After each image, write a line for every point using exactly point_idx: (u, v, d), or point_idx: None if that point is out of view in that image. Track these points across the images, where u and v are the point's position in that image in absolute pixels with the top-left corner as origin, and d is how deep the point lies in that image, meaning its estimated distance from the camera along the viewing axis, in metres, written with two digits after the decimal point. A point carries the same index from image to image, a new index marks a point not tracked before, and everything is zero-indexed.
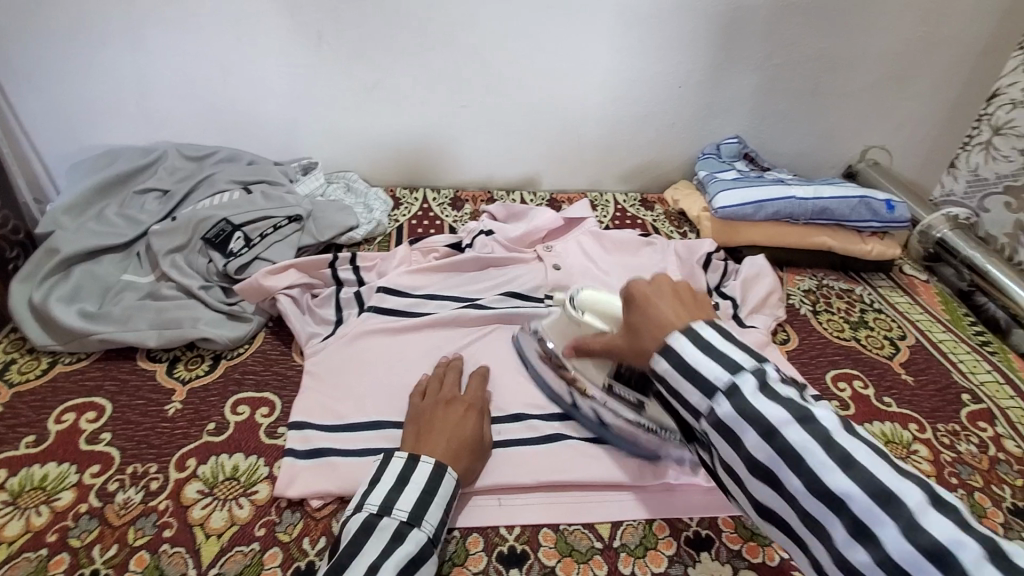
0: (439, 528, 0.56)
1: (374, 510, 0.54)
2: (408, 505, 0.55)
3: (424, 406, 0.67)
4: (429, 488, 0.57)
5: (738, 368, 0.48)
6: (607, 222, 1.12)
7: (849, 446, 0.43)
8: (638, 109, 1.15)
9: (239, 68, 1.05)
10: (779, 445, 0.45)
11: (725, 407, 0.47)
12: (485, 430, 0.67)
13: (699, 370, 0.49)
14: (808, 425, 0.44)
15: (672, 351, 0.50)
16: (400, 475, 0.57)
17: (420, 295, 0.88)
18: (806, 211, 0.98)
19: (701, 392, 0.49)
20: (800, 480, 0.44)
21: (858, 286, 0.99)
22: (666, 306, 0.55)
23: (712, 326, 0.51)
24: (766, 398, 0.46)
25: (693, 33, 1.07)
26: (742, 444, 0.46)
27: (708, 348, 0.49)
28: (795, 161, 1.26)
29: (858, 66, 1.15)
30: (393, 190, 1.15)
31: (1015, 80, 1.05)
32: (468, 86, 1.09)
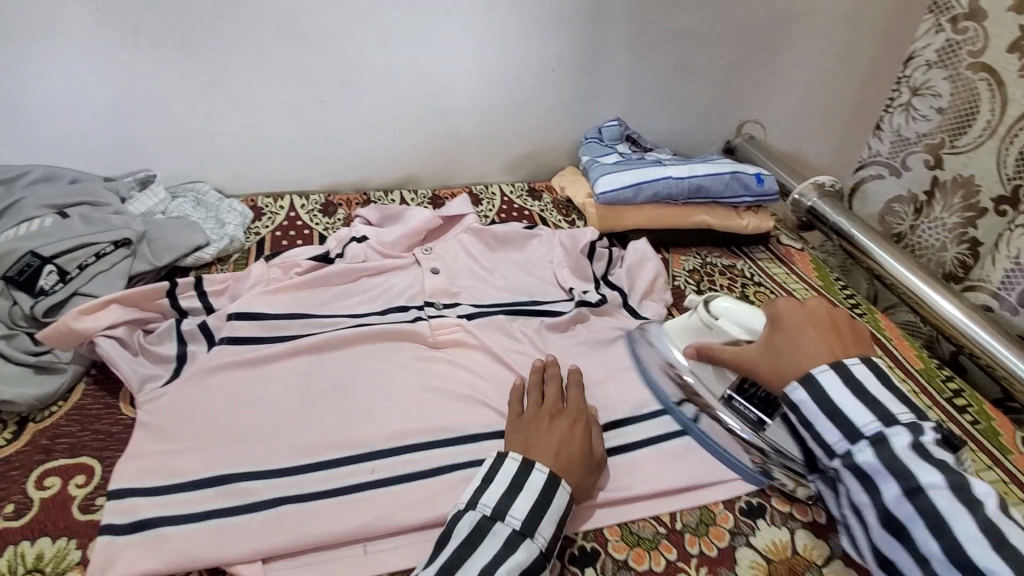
0: (554, 540, 0.54)
1: (488, 512, 0.54)
2: (520, 513, 0.54)
3: (529, 419, 0.65)
4: (545, 500, 0.55)
5: (889, 420, 0.54)
6: (493, 217, 1.06)
7: (1006, 528, 0.48)
8: (514, 96, 1.09)
9: (39, 72, 0.89)
10: (921, 502, 0.50)
11: (869, 455, 0.53)
12: (597, 444, 0.64)
13: (846, 412, 0.55)
14: (961, 493, 0.50)
15: (814, 383, 0.57)
16: (513, 482, 0.56)
17: (279, 317, 0.78)
18: (683, 190, 0.98)
19: (844, 434, 0.55)
20: (938, 543, 0.49)
21: (739, 261, 1.00)
22: (813, 331, 0.61)
23: (865, 364, 0.57)
24: (919, 457, 0.51)
25: (559, 14, 1.03)
26: (879, 492, 0.52)
27: (857, 391, 0.55)
28: (678, 139, 1.26)
29: (725, 42, 1.16)
30: (253, 200, 1.03)
31: (929, 42, 1.06)
32: (323, 80, 0.99)
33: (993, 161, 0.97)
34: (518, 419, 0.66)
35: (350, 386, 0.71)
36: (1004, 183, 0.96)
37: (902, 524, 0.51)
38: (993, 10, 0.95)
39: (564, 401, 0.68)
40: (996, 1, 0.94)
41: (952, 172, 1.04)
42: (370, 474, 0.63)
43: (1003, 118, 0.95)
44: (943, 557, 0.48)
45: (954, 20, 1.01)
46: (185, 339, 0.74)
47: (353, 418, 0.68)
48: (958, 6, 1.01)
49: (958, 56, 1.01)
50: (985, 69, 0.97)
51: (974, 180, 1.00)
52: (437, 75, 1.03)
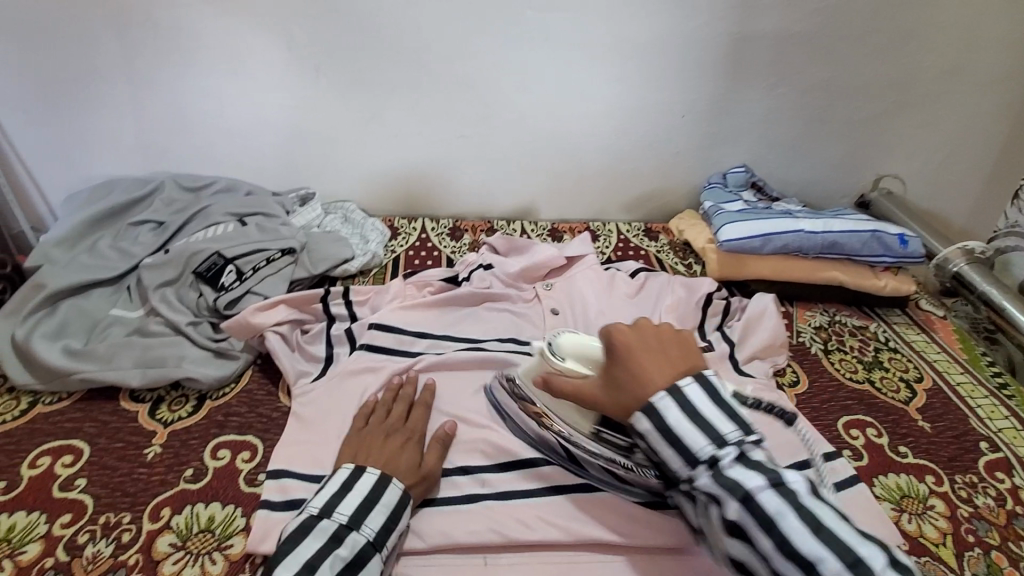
0: (382, 535, 0.57)
1: (314, 512, 0.57)
2: (347, 511, 0.57)
3: (366, 432, 0.67)
4: (371, 498, 0.58)
5: (721, 438, 0.51)
6: (609, 254, 1.09)
7: (817, 511, 0.47)
8: (641, 138, 1.12)
9: (237, 101, 1.04)
10: (755, 510, 0.48)
11: (706, 478, 0.50)
12: (431, 459, 0.66)
13: (683, 438, 0.52)
14: (782, 490, 0.48)
15: (656, 414, 0.53)
16: (343, 484, 0.60)
17: (411, 333, 0.85)
18: (815, 245, 0.95)
19: (683, 459, 0.52)
20: (772, 541, 0.47)
21: (873, 323, 0.95)
22: (652, 351, 0.57)
23: (700, 386, 0.54)
24: (741, 466, 0.50)
25: (696, 63, 1.05)
26: (722, 511, 0.50)
27: (694, 413, 0.52)
28: (805, 190, 1.23)
29: (867, 95, 1.12)
30: (391, 220, 1.14)
31: None
32: (466, 116, 1.08)
33: None
34: (361, 427, 0.69)
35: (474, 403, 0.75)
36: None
37: (744, 531, 0.49)
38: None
39: (408, 416, 0.70)
40: None
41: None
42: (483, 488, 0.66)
43: None
44: (777, 553, 0.47)
45: None
46: (333, 343, 0.83)
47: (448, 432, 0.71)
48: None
49: None
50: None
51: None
52: (567, 116, 1.09)
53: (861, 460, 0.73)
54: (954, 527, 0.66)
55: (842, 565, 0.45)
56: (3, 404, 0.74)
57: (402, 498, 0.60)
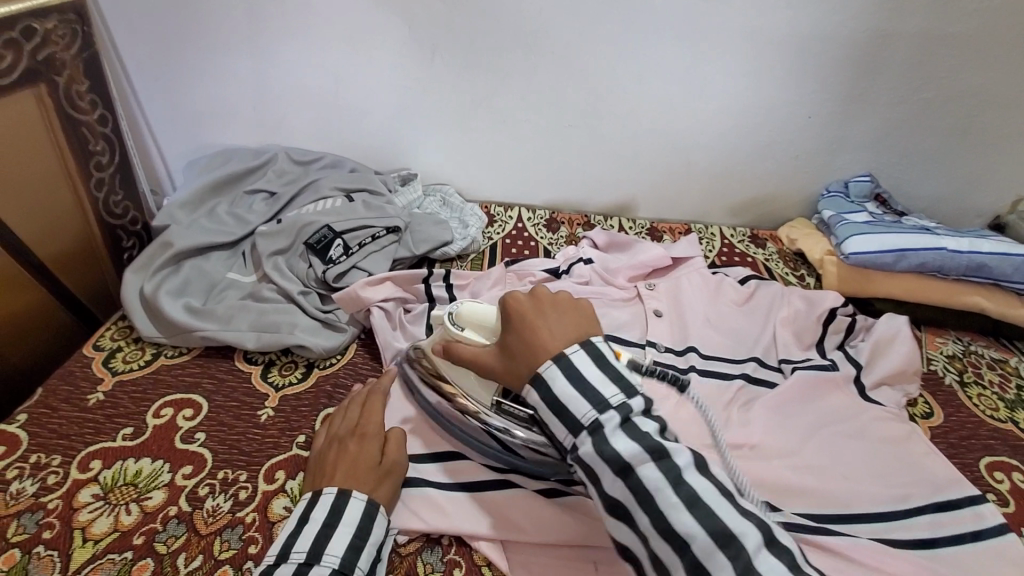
0: (351, 557, 0.51)
1: (272, 559, 0.51)
2: (304, 546, 0.51)
3: (323, 444, 0.63)
4: (329, 520, 0.53)
5: (604, 405, 0.48)
6: (713, 258, 1.04)
7: (695, 484, 0.45)
8: (757, 139, 1.06)
9: (353, 79, 1.06)
10: (633, 483, 0.45)
11: (587, 446, 0.47)
12: (391, 455, 0.61)
13: (568, 406, 0.49)
14: (662, 464, 0.45)
15: (543, 384, 0.50)
16: (300, 516, 0.54)
17: None
18: (958, 266, 0.86)
19: (567, 428, 0.49)
20: (648, 519, 0.45)
21: (1014, 357, 0.85)
22: (544, 319, 0.55)
23: (585, 350, 0.51)
24: (624, 435, 0.47)
25: (830, 61, 0.98)
26: (601, 482, 0.47)
27: (578, 380, 0.49)
28: (931, 206, 1.12)
29: (1022, 105, 1.01)
30: (487, 207, 1.13)
31: None
32: (577, 106, 1.05)
33: None
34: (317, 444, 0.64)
35: None
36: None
37: (625, 510, 0.46)
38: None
39: (352, 419, 0.66)
40: None
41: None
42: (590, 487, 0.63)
43: None
44: (654, 530, 0.44)
45: None
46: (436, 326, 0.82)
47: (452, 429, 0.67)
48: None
49: None
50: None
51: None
52: (682, 112, 1.04)
53: (1009, 507, 0.66)
54: None
55: (711, 539, 0.42)
56: (130, 352, 0.78)
57: (366, 512, 0.55)
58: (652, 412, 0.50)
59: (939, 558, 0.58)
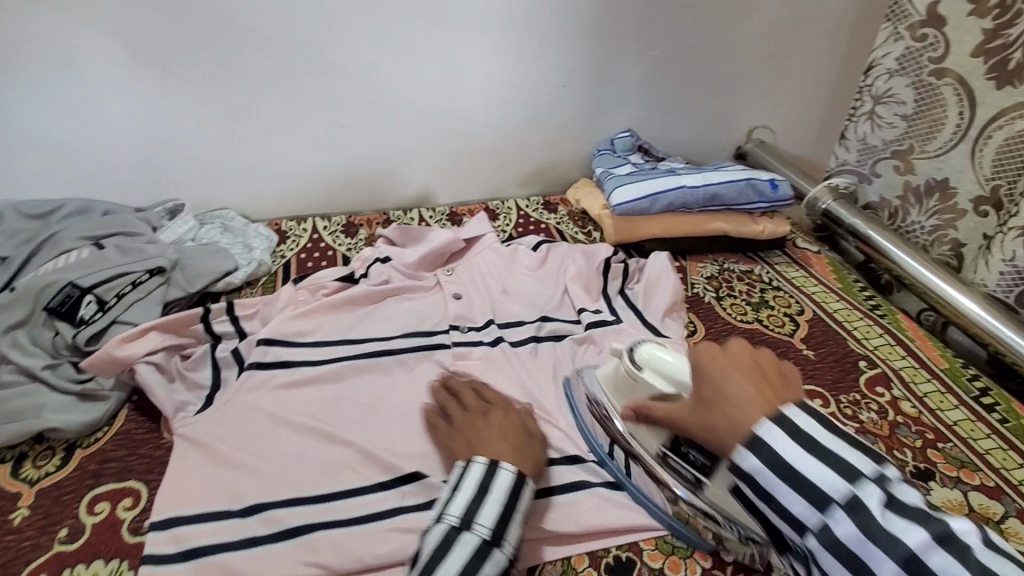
0: (498, 527, 0.55)
1: (455, 523, 0.54)
2: (458, 510, 0.55)
3: (461, 423, 0.66)
4: (511, 503, 0.56)
5: (858, 478, 0.47)
6: (510, 231, 1.09)
7: (991, 562, 0.43)
8: (528, 112, 1.12)
9: (78, 110, 0.93)
10: (918, 571, 0.43)
11: (845, 524, 0.46)
12: (532, 430, 0.67)
13: (804, 474, 0.48)
14: (955, 546, 0.43)
15: (766, 446, 0.49)
16: (480, 486, 0.57)
17: (306, 343, 0.80)
18: (698, 199, 0.99)
19: (814, 506, 0.47)
20: None
21: (757, 266, 1.01)
22: (741, 377, 0.54)
23: (808, 414, 0.50)
24: (893, 514, 0.45)
25: (568, 30, 1.05)
26: (873, 573, 0.45)
27: (812, 448, 0.48)
28: (689, 148, 1.26)
29: (732, 49, 1.16)
30: (277, 223, 1.07)
31: (888, 50, 0.97)
32: (343, 105, 1.02)
33: (969, 163, 0.88)
34: (447, 426, 0.67)
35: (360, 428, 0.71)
36: (984, 184, 0.87)
37: None
38: (954, 17, 0.86)
39: (485, 401, 0.69)
40: (955, 5, 0.86)
41: (926, 177, 0.95)
42: (399, 501, 0.63)
43: (971, 123, 0.88)
44: None
45: (912, 28, 0.92)
46: (220, 365, 0.76)
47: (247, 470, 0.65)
48: (916, 14, 0.92)
49: (919, 62, 0.93)
50: (951, 76, 0.89)
51: (951, 183, 0.91)
52: (451, 95, 1.06)
53: None
54: None
55: None
56: None
57: (514, 484, 0.58)
58: (908, 485, 0.48)
59: None
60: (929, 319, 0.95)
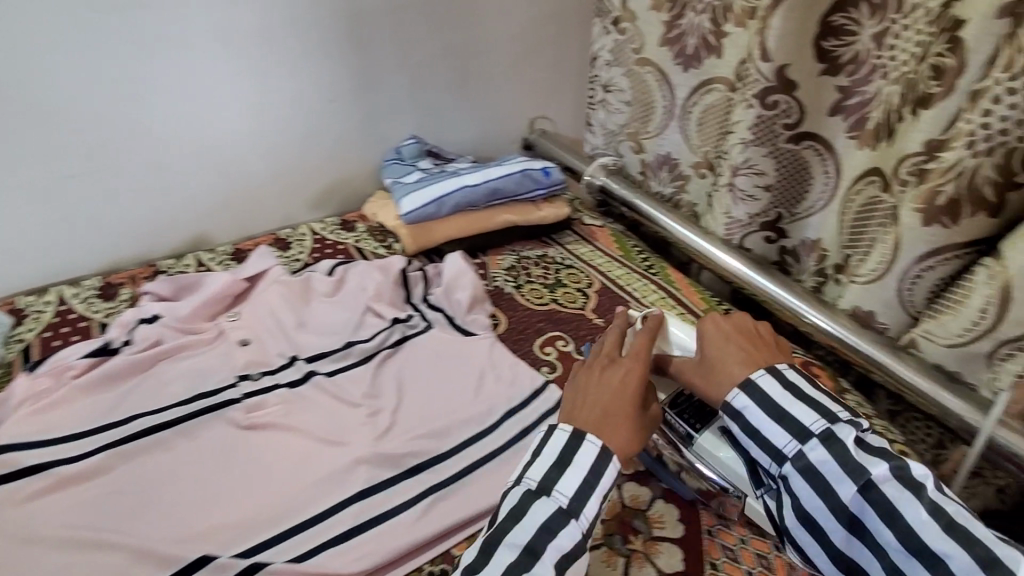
0: (578, 499, 0.52)
1: (534, 486, 0.52)
2: (538, 475, 0.53)
3: (591, 364, 0.63)
4: (593, 481, 0.52)
5: (833, 418, 0.54)
6: (305, 258, 1.03)
7: (948, 508, 0.49)
8: (299, 132, 1.07)
9: None
10: (874, 496, 0.50)
11: (817, 451, 0.53)
12: (648, 397, 0.61)
13: (793, 414, 0.55)
14: (914, 487, 0.49)
15: (756, 389, 0.58)
16: (559, 456, 0.53)
17: (55, 439, 0.68)
18: (482, 196, 1.02)
19: (792, 436, 0.55)
20: (894, 535, 0.49)
21: (550, 248, 1.07)
22: (737, 343, 0.63)
23: (799, 373, 0.59)
24: (865, 451, 0.52)
25: (321, 45, 1.02)
26: (834, 494, 0.51)
27: (802, 396, 0.56)
28: (477, 146, 1.30)
29: (489, 48, 1.20)
30: (9, 302, 0.90)
31: (603, 43, 1.12)
32: (66, 153, 0.89)
33: (683, 139, 1.04)
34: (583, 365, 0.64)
35: (134, 522, 0.62)
36: (696, 151, 1.03)
37: (858, 519, 0.51)
38: (640, 12, 1.02)
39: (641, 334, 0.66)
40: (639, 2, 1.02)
41: (654, 154, 1.11)
42: None
43: (676, 100, 1.03)
44: (900, 547, 0.48)
45: (615, 23, 1.07)
46: None
47: None
48: (614, 9, 1.07)
49: (627, 54, 1.08)
50: (649, 64, 1.05)
51: (672, 156, 1.08)
52: (203, 125, 0.98)
53: (556, 371, 0.82)
54: None
55: (975, 564, 0.46)
56: None
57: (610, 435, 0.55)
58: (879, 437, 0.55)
59: (504, 462, 0.69)
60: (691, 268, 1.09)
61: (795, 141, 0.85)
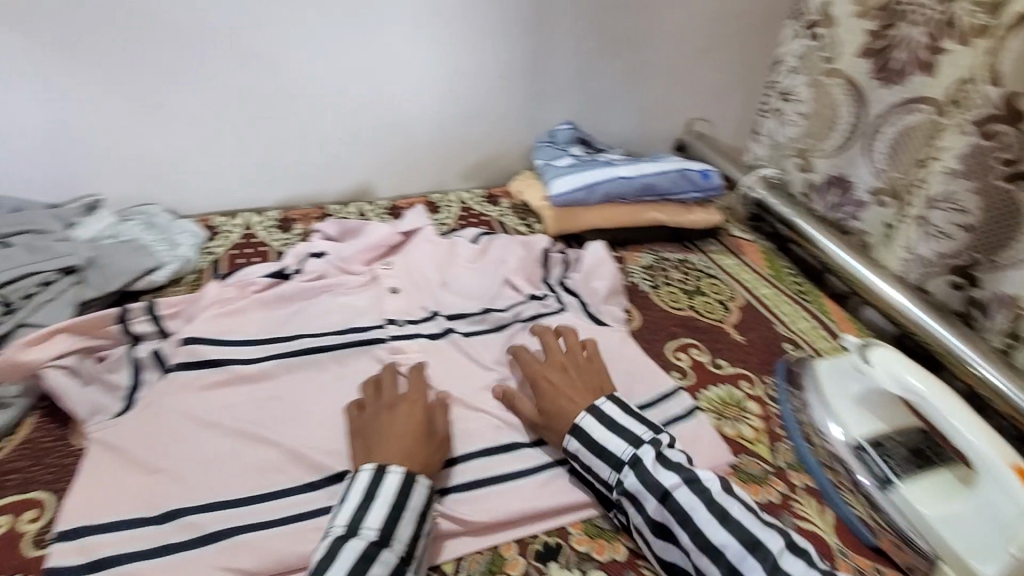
0: (387, 526, 0.54)
1: (341, 531, 0.53)
2: (346, 519, 0.54)
3: (367, 420, 0.65)
4: (400, 504, 0.55)
5: (638, 442, 0.62)
6: (451, 223, 1.08)
7: (775, 554, 0.53)
8: (466, 104, 1.11)
9: None
10: (733, 532, 0.55)
11: (630, 477, 0.60)
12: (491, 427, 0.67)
13: (608, 450, 0.62)
14: (760, 555, 0.53)
15: (582, 431, 0.64)
16: (366, 493, 0.56)
17: (232, 342, 0.76)
18: (635, 189, 1.00)
19: (609, 467, 0.62)
20: (714, 566, 0.54)
21: (693, 255, 1.03)
22: (565, 385, 0.70)
23: (615, 404, 0.66)
24: (662, 467, 0.60)
25: (503, 22, 1.05)
26: (647, 511, 0.59)
27: (611, 424, 0.64)
28: (628, 141, 1.27)
29: (663, 44, 1.18)
30: (207, 219, 1.03)
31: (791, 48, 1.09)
32: (271, 95, 1.00)
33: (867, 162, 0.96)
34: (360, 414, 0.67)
35: (293, 428, 0.69)
36: (878, 176, 0.94)
37: (669, 531, 0.57)
38: (841, 18, 0.98)
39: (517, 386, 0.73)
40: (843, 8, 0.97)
41: (824, 175, 1.03)
42: (328, 500, 0.62)
43: (864, 119, 0.96)
44: (697, 555, 0.55)
45: (809, 28, 1.04)
46: (139, 366, 0.72)
47: (163, 476, 0.62)
48: (812, 13, 1.04)
49: (814, 62, 1.04)
50: (840, 76, 0.99)
51: (847, 177, 0.99)
52: (386, 86, 1.05)
53: (687, 379, 0.80)
54: (767, 424, 0.75)
55: None
56: None
57: (426, 501, 0.57)
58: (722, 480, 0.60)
59: None
60: (850, 301, 0.98)
61: (1012, 181, 0.75)
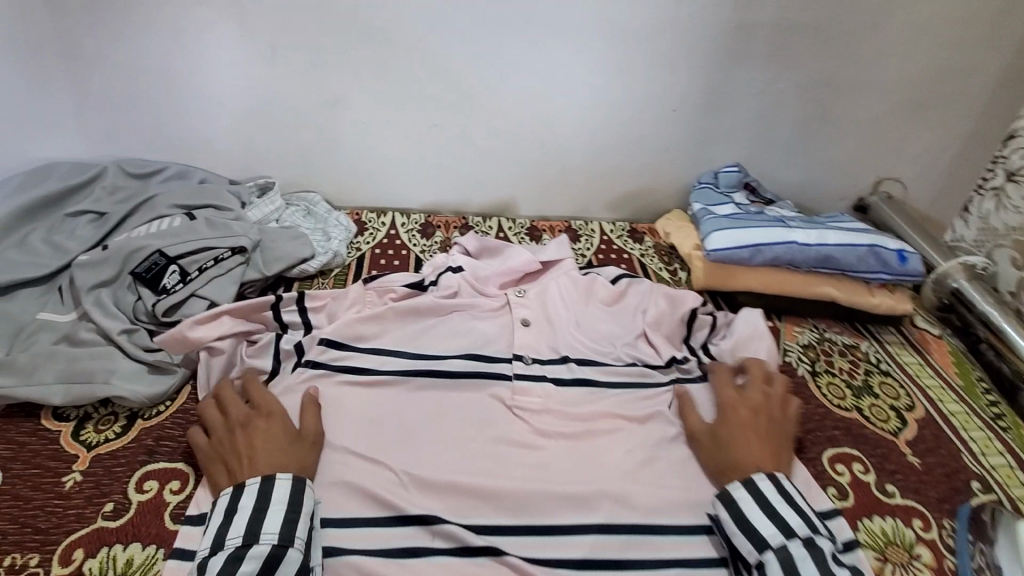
0: (287, 531, 0.55)
1: (238, 542, 0.54)
2: (240, 531, 0.55)
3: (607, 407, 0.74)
4: (293, 509, 0.57)
5: (811, 528, 0.59)
6: (590, 256, 1.02)
7: None
8: (629, 133, 1.05)
9: (186, 82, 0.95)
10: None
11: (800, 549, 0.56)
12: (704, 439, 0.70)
13: (782, 514, 0.59)
14: None
15: (757, 488, 0.61)
16: (258, 497, 0.57)
17: (367, 349, 0.78)
18: (808, 259, 0.88)
19: (778, 529, 0.58)
20: None
21: (864, 342, 0.89)
22: (750, 431, 0.68)
23: (792, 485, 0.63)
24: (833, 560, 0.56)
25: (691, 53, 0.97)
26: None
27: (789, 499, 0.61)
28: (799, 193, 1.14)
29: (869, 93, 1.03)
30: (358, 213, 1.07)
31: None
32: (438, 103, 0.99)
33: None
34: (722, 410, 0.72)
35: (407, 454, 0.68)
36: None
37: None
38: None
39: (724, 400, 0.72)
40: None
41: None
42: (430, 541, 0.61)
43: None
44: None
45: None
46: (281, 357, 0.75)
47: None
48: None
49: None
50: None
51: None
52: (551, 106, 1.01)
53: (846, 500, 0.68)
54: None
55: None
56: None
57: (294, 491, 0.58)
58: None
59: None
60: None
61: None
